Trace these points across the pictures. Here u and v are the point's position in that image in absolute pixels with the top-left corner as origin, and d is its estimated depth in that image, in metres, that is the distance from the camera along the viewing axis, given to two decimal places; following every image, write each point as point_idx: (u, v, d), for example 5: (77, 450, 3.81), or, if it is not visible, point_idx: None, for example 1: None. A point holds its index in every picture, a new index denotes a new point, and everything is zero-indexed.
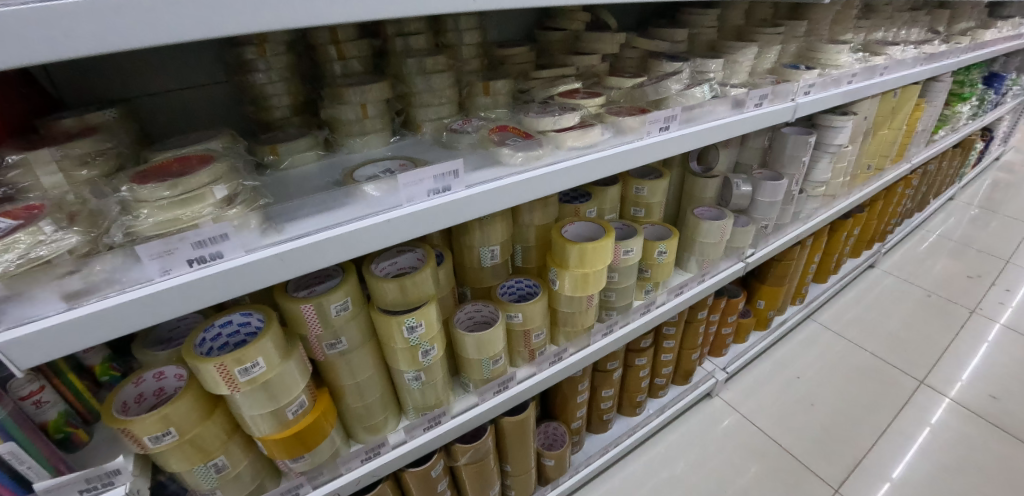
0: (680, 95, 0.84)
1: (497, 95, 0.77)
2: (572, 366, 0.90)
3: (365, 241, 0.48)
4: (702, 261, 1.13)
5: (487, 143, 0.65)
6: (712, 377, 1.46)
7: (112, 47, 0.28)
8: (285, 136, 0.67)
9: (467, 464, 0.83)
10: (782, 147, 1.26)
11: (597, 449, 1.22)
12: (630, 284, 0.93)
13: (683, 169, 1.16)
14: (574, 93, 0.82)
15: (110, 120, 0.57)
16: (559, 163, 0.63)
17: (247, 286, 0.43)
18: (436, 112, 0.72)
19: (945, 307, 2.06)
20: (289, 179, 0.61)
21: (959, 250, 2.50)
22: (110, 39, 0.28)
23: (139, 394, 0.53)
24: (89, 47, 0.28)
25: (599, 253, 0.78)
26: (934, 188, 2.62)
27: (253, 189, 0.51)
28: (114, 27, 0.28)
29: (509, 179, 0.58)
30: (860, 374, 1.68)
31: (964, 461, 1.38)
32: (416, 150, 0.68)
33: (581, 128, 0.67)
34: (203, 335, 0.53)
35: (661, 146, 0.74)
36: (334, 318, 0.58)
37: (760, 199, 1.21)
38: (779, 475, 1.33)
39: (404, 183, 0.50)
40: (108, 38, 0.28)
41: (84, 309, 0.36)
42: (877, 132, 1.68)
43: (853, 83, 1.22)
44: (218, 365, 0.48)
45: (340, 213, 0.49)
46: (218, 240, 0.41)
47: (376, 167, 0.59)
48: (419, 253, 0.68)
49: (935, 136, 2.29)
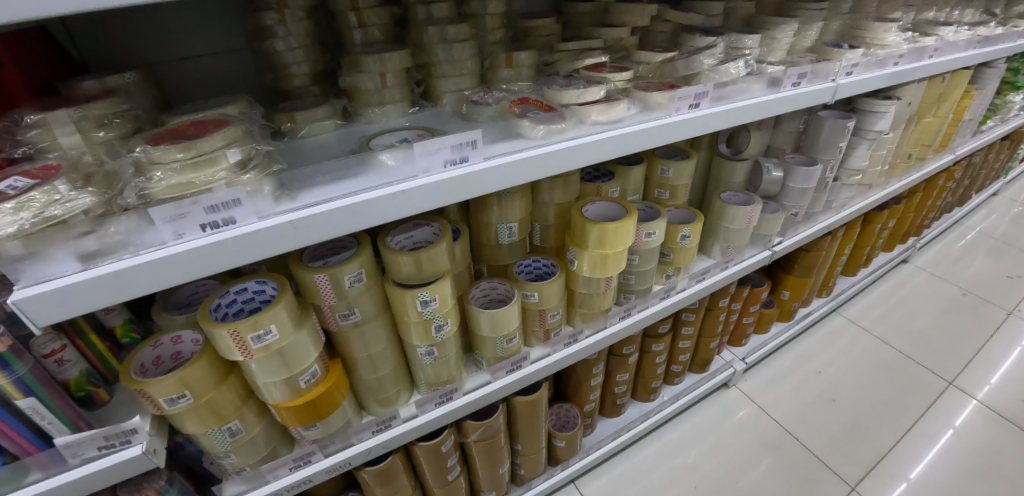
0: (714, 71, 0.78)
1: (521, 67, 0.75)
2: (587, 348, 0.88)
3: (378, 211, 0.47)
4: (726, 248, 1.10)
5: (508, 115, 0.63)
6: (730, 367, 1.43)
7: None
8: (304, 104, 0.66)
9: (477, 441, 0.83)
10: (817, 132, 1.19)
11: (609, 434, 1.21)
12: (650, 267, 0.90)
13: (711, 151, 1.12)
14: (599, 66, 0.78)
15: (128, 84, 0.56)
16: (581, 138, 0.60)
17: (259, 253, 0.43)
18: (457, 83, 0.70)
19: (981, 307, 1.96)
20: (306, 148, 0.61)
21: (1000, 248, 2.37)
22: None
23: (156, 357, 0.55)
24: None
25: (620, 234, 0.75)
26: (977, 182, 2.48)
27: (267, 154, 0.50)
28: None
29: (528, 152, 0.56)
30: (885, 372, 1.62)
31: (990, 467, 1.32)
32: (435, 122, 0.66)
33: (607, 102, 0.64)
34: (218, 301, 0.54)
35: (690, 124, 0.70)
36: (347, 289, 0.58)
37: (790, 185, 1.16)
38: (794, 470, 1.31)
39: (420, 153, 0.48)
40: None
41: (100, 270, 0.36)
42: (920, 119, 1.58)
43: (900, 64, 1.14)
44: (231, 331, 0.48)
45: (354, 182, 0.48)
46: (230, 205, 0.41)
47: (393, 136, 0.58)
48: (435, 228, 0.66)
49: (983, 127, 2.15)
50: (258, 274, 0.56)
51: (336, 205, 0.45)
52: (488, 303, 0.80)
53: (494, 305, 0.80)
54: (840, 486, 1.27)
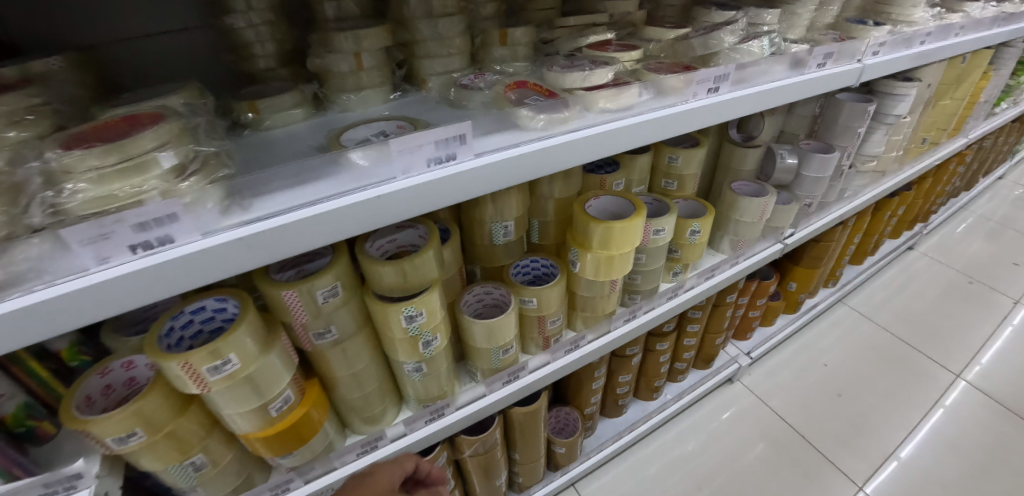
0: (734, 50, 0.70)
1: (517, 45, 0.66)
2: (589, 354, 0.82)
3: (348, 221, 0.40)
4: (736, 242, 1.03)
5: (503, 103, 0.54)
6: (735, 363, 1.38)
7: None
8: (269, 90, 0.58)
9: (473, 456, 0.78)
10: (834, 116, 1.11)
11: (610, 435, 1.17)
12: (658, 266, 0.84)
13: (721, 137, 1.05)
14: (605, 45, 0.70)
15: (56, 69, 0.48)
16: (587, 129, 0.52)
17: (206, 277, 0.36)
18: (444, 64, 0.61)
19: (988, 295, 1.91)
20: (271, 141, 0.53)
21: (1005, 233, 2.32)
22: None
23: (105, 386, 0.48)
24: None
25: (627, 234, 0.68)
26: (985, 165, 2.42)
27: (216, 155, 0.42)
28: None
29: (526, 147, 0.48)
30: (892, 365, 1.58)
31: (998, 463, 1.30)
32: (420, 109, 0.58)
33: (615, 86, 0.56)
34: (171, 325, 0.47)
35: (708, 111, 0.62)
36: (321, 305, 0.51)
37: (805, 174, 1.09)
38: (800, 468, 1.27)
39: (398, 151, 0.41)
40: None
41: (4, 307, 0.30)
42: (937, 101, 1.50)
43: (926, 43, 1.06)
44: (183, 364, 0.41)
45: (319, 187, 0.40)
46: (165, 221, 0.34)
47: (368, 128, 0.50)
48: (421, 231, 0.59)
49: (996, 109, 2.07)
50: (217, 290, 0.50)
51: (297, 217, 0.38)
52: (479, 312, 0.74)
53: (487, 312, 0.74)
54: (847, 484, 1.24)
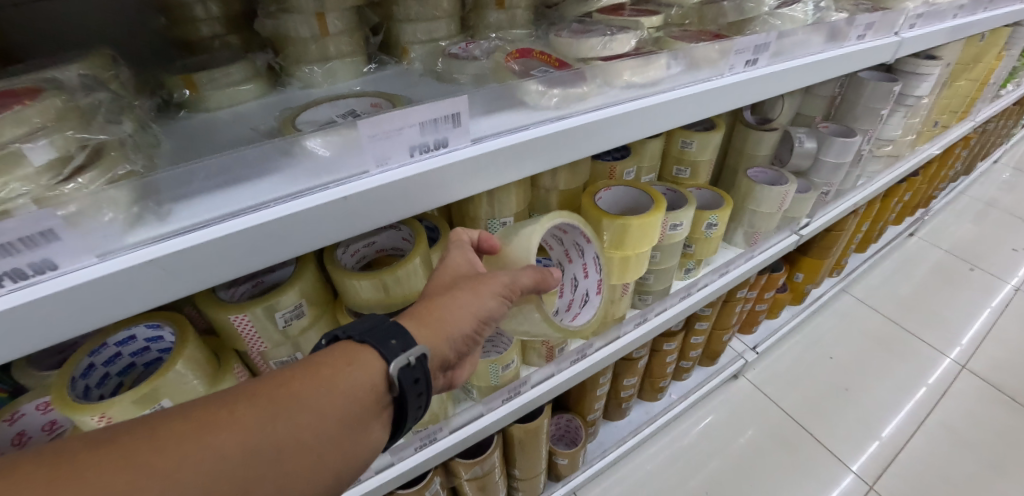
0: (770, 15, 0.59)
1: (515, 9, 0.55)
2: (598, 364, 0.74)
3: (309, 232, 0.31)
4: (752, 235, 0.95)
5: (503, 74, 0.45)
6: (741, 359, 1.33)
7: None
8: (212, 62, 0.46)
9: (471, 480, 0.69)
10: (855, 98, 1.03)
11: (614, 439, 1.11)
12: (672, 265, 0.75)
13: (736, 119, 0.95)
14: (620, 10, 0.59)
15: None
16: (610, 108, 0.43)
17: (108, 313, 0.27)
18: (429, 30, 0.51)
19: (991, 283, 1.88)
20: (210, 126, 0.42)
21: (1003, 218, 2.27)
22: None
23: (16, 434, 0.40)
24: None
25: (645, 232, 0.59)
26: (985, 150, 2.37)
27: (117, 145, 0.31)
28: None
29: (536, 130, 0.39)
30: (898, 357, 1.54)
31: (1007, 457, 1.28)
32: (401, 86, 0.48)
33: (642, 55, 0.46)
34: (91, 361, 0.38)
35: (744, 88, 0.53)
36: (282, 331, 0.42)
37: (824, 159, 1.00)
38: (812, 470, 1.22)
39: (367, 135, 0.31)
40: None
41: None
42: (953, 82, 1.41)
43: (958, 17, 0.98)
44: (100, 417, 0.33)
45: (264, 186, 0.31)
46: (41, 241, 0.24)
47: (334, 106, 0.42)
48: (405, 232, 0.49)
49: (1000, 92, 2.01)
50: (146, 315, 0.39)
51: (237, 230, 0.28)
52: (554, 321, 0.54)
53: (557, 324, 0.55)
54: (858, 484, 1.20)
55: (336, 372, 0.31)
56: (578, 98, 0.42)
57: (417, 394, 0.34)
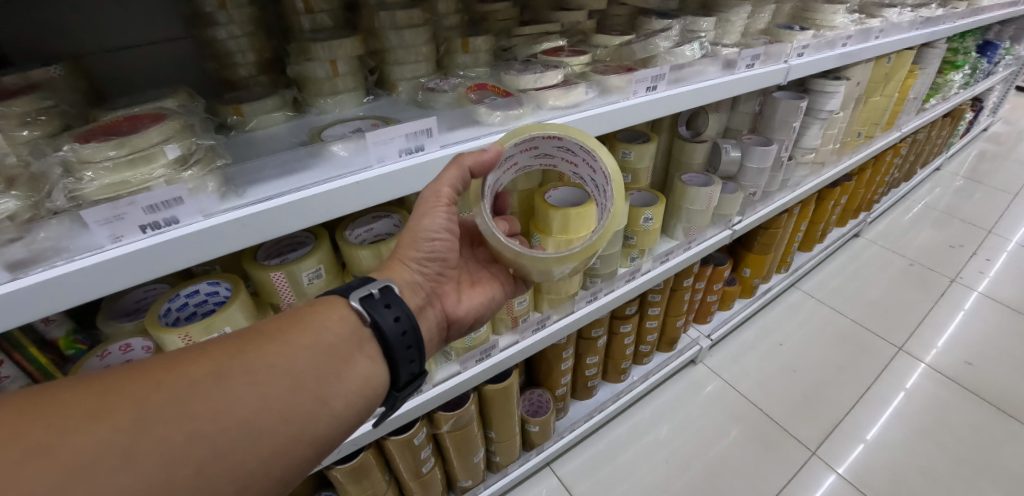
0: (669, 54, 0.80)
1: (478, 53, 0.74)
2: (555, 333, 0.90)
3: (334, 204, 0.47)
4: (689, 229, 1.13)
5: (465, 102, 0.63)
6: (696, 345, 1.49)
7: None
8: (250, 95, 0.63)
9: (450, 431, 0.87)
10: (772, 113, 1.22)
11: (582, 415, 1.25)
12: (615, 251, 0.92)
13: (672, 133, 1.14)
14: (558, 51, 0.78)
15: (56, 77, 0.52)
16: (540, 122, 0.61)
17: (207, 253, 0.42)
18: (412, 70, 0.68)
19: (928, 275, 2.07)
20: (255, 141, 0.58)
21: (944, 219, 2.49)
22: None
23: (104, 368, 0.53)
24: None
25: (584, 219, 0.76)
26: (922, 157, 2.61)
27: (211, 149, 0.47)
28: None
29: (486, 138, 0.58)
30: (842, 342, 1.71)
31: (936, 423, 1.44)
32: (392, 111, 0.65)
33: (564, 86, 0.65)
34: (169, 305, 0.53)
35: (648, 107, 0.71)
36: (307, 286, 0.58)
37: (748, 165, 1.19)
38: (763, 440, 1.37)
39: (372, 142, 0.49)
40: None
41: (29, 280, 0.35)
42: (869, 98, 1.63)
43: (848, 45, 1.19)
44: (183, 336, 0.48)
45: (305, 176, 0.48)
46: (172, 203, 0.39)
47: (346, 126, 0.59)
48: (396, 219, 0.67)
49: (927, 105, 2.23)
50: (209, 275, 0.55)
51: (290, 201, 0.45)
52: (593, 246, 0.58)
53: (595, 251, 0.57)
54: (802, 451, 1.35)
55: (313, 320, 0.45)
56: (516, 116, 0.61)
57: (394, 317, 0.48)
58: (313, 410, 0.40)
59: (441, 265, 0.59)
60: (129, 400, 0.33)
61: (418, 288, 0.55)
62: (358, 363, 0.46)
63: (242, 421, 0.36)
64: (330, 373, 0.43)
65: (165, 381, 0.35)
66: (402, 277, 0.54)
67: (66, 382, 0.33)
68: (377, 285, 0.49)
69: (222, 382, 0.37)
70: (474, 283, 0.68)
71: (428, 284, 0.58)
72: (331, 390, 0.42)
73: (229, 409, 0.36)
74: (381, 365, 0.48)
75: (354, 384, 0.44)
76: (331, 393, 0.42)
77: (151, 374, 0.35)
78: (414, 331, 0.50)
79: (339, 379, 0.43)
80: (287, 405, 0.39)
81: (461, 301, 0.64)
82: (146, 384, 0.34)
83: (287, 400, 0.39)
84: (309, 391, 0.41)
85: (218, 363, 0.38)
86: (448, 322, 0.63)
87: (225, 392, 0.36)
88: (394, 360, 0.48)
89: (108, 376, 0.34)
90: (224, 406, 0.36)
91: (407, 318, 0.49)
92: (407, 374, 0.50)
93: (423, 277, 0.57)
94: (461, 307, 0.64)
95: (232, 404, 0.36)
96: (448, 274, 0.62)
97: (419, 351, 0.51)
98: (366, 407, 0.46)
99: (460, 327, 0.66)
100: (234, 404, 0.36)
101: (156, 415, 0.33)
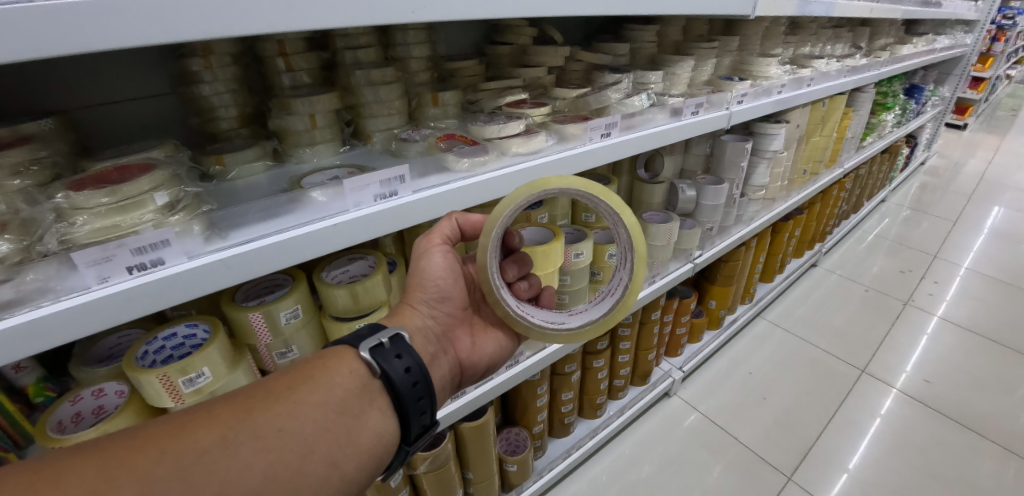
0: (620, 104, 0.91)
1: (446, 106, 0.81)
2: (529, 369, 0.93)
3: (312, 246, 0.51)
4: (652, 263, 1.20)
5: (435, 150, 0.70)
6: (669, 377, 1.53)
7: (39, 53, 0.30)
8: (231, 146, 0.67)
9: (427, 472, 0.86)
10: (721, 154, 1.33)
11: (561, 452, 1.25)
12: (582, 285, 0.97)
13: (631, 176, 1.23)
14: (520, 103, 0.86)
15: (45, 130, 0.55)
16: (503, 168, 0.68)
17: (188, 292, 0.44)
18: (386, 122, 0.74)
19: (883, 300, 2.19)
20: (236, 189, 0.61)
21: (894, 248, 2.66)
22: (41, 45, 0.30)
23: (76, 413, 0.54)
24: (18, 51, 0.30)
25: (550, 255, 0.82)
26: (868, 190, 2.82)
27: (195, 195, 0.54)
28: (54, 38, 0.30)
29: (456, 183, 0.63)
30: (808, 367, 1.78)
31: (905, 443, 1.48)
32: (367, 159, 0.71)
33: (525, 135, 0.73)
34: (146, 348, 0.55)
35: (603, 151, 0.79)
36: (284, 326, 0.61)
37: (703, 203, 1.28)
38: (740, 469, 1.39)
39: (350, 189, 0.53)
40: (38, 44, 0.30)
41: (15, 319, 0.37)
42: (809, 138, 1.79)
43: (783, 92, 1.33)
44: (161, 376, 0.50)
45: (284, 220, 0.51)
46: (159, 246, 0.43)
47: (324, 174, 0.63)
48: (370, 261, 0.70)
49: (865, 142, 2.44)
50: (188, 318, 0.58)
51: (270, 244, 0.48)
52: (615, 304, 0.67)
53: (619, 309, 0.67)
54: (778, 477, 1.37)
55: (321, 377, 0.47)
56: (479, 160, 0.68)
57: (405, 367, 0.50)
58: (321, 473, 0.42)
59: (447, 309, 0.65)
60: (142, 473, 0.35)
61: (427, 332, 0.61)
62: (367, 419, 0.48)
63: (252, 487, 0.38)
64: (339, 434, 0.45)
65: (177, 452, 0.37)
66: (412, 322, 0.59)
67: (91, 450, 0.36)
68: (387, 335, 0.52)
69: (232, 451, 0.39)
70: (486, 328, 0.72)
71: (438, 329, 0.63)
72: (339, 452, 0.44)
73: (239, 479, 0.38)
74: (391, 419, 0.50)
75: (363, 442, 0.46)
76: (338, 454, 0.44)
77: (166, 441, 0.37)
78: (425, 380, 0.52)
79: (348, 440, 0.45)
80: (296, 469, 0.41)
81: (471, 346, 0.68)
82: (160, 456, 0.36)
83: (296, 465, 0.41)
84: (317, 455, 0.43)
85: (230, 426, 0.40)
86: (459, 368, 0.66)
87: (233, 462, 0.38)
88: (405, 413, 0.50)
89: (125, 444, 0.37)
90: (234, 476, 0.38)
91: (417, 368, 0.52)
92: (418, 427, 0.52)
93: (432, 321, 0.62)
94: (472, 351, 0.68)
95: (241, 473, 0.38)
96: (456, 318, 0.67)
97: (430, 402, 0.52)
98: (375, 464, 0.48)
99: (472, 373, 0.69)
100: (244, 473, 0.38)
101: (164, 489, 0.35)
